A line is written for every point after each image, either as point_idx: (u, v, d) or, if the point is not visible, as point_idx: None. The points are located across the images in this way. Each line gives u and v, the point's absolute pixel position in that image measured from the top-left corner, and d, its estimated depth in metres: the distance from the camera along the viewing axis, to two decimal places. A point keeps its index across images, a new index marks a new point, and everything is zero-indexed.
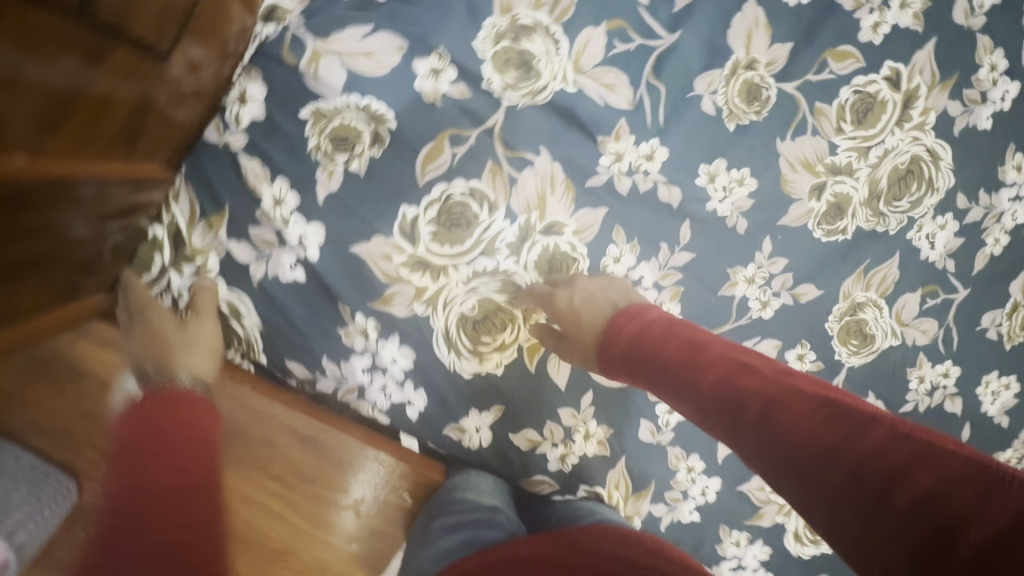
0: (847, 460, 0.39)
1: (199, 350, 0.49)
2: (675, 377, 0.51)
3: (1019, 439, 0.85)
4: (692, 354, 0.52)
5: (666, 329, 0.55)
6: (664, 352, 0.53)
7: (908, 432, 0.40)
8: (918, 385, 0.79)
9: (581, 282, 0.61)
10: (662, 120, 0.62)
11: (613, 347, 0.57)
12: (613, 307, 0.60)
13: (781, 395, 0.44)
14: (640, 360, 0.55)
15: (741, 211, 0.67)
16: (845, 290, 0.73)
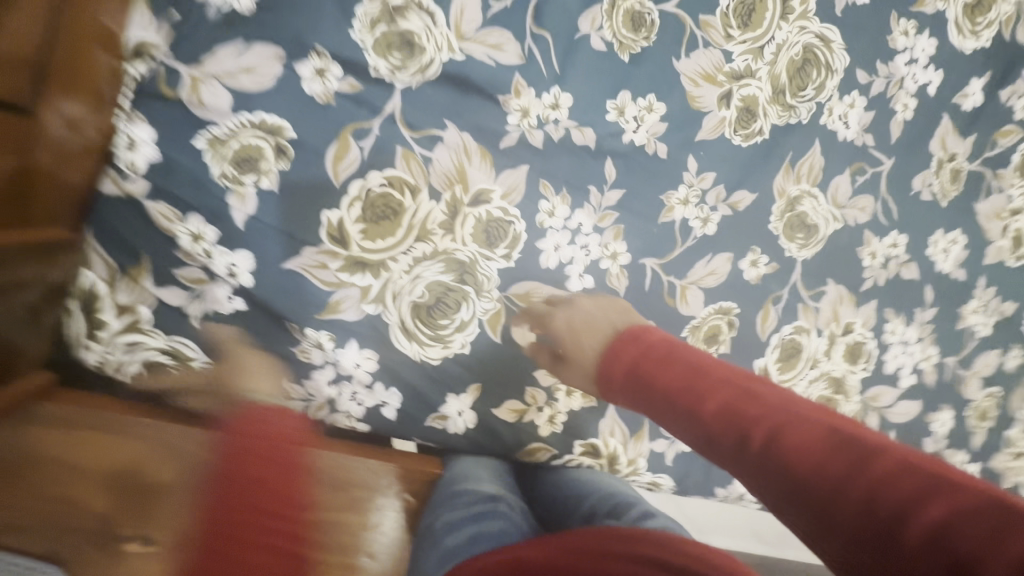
0: (853, 491, 0.36)
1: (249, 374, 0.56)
2: (673, 405, 0.48)
3: (980, 288, 0.91)
4: (691, 378, 0.48)
5: (661, 353, 0.52)
6: (660, 376, 0.50)
7: (922, 465, 0.36)
8: (872, 261, 0.82)
9: (579, 302, 0.63)
10: (557, 68, 0.63)
11: (608, 374, 0.55)
12: (612, 330, 0.58)
13: (784, 423, 0.41)
14: (639, 386, 0.52)
15: (657, 136, 0.68)
16: (778, 189, 0.75)
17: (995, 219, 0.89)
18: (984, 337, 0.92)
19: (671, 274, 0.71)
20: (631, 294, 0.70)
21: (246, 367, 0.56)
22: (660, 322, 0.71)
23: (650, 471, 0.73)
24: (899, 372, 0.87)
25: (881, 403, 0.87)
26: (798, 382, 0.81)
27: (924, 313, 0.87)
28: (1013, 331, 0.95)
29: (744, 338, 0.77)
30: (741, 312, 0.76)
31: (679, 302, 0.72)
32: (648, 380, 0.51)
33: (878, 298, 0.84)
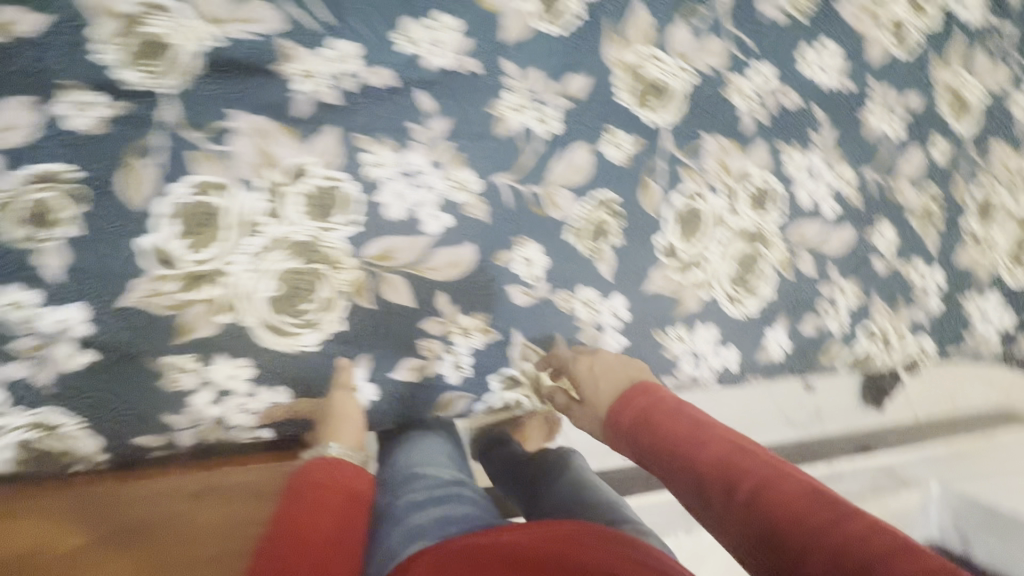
0: (826, 544, 0.43)
1: (338, 424, 0.59)
2: (673, 452, 0.54)
3: (874, 91, 0.86)
4: (692, 431, 0.55)
5: (669, 409, 0.58)
6: (665, 428, 0.56)
7: (887, 530, 0.43)
8: (746, 102, 0.78)
9: (602, 355, 0.69)
10: (326, 17, 0.60)
11: (617, 422, 0.61)
12: (627, 381, 0.65)
13: (773, 483, 0.48)
14: (642, 435, 0.58)
15: (461, 51, 0.65)
16: (613, 62, 0.71)
17: (863, 15, 0.84)
18: (897, 139, 0.88)
19: (530, 183, 0.69)
20: (497, 217, 0.68)
21: (340, 419, 0.59)
22: (537, 234, 0.69)
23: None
24: (818, 202, 0.83)
25: (811, 240, 0.83)
26: (711, 247, 0.77)
27: (822, 135, 0.83)
28: (925, 121, 0.90)
29: (635, 222, 0.73)
30: (621, 198, 0.73)
31: (549, 208, 0.70)
32: (651, 434, 0.57)
33: (766, 136, 0.80)
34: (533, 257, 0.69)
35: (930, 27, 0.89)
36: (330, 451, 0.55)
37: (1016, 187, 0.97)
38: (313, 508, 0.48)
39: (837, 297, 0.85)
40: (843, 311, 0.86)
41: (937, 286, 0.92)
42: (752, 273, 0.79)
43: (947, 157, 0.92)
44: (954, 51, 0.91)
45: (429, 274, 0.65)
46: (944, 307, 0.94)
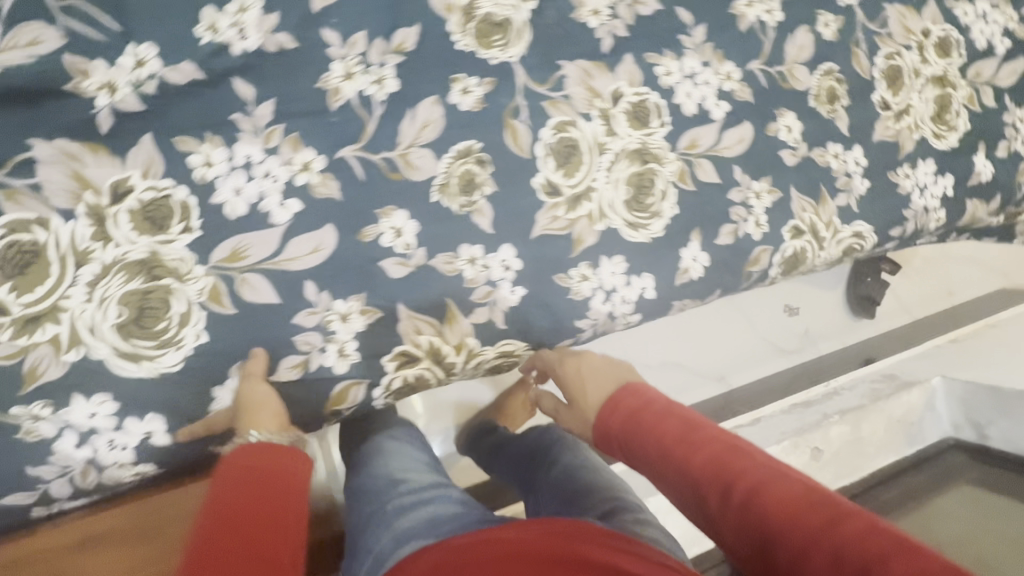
0: (824, 544, 0.50)
1: (255, 411, 0.58)
2: (668, 454, 0.63)
3: None
4: (684, 434, 0.63)
5: (658, 413, 0.68)
6: (656, 431, 0.65)
7: (877, 525, 0.50)
8: (601, 19, 0.74)
9: (588, 356, 0.83)
10: (115, 25, 0.56)
11: (606, 423, 0.72)
12: (615, 381, 0.77)
13: (763, 484, 0.56)
14: (630, 433, 0.68)
15: (272, 30, 0.62)
16: (442, 7, 0.67)
17: None
18: (779, 24, 0.83)
19: (380, 149, 0.65)
20: (352, 192, 0.64)
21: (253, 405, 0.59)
22: (400, 201, 0.66)
23: (490, 346, 0.69)
24: (706, 106, 0.78)
25: (707, 147, 0.78)
26: (597, 176, 0.73)
27: (694, 37, 0.78)
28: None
29: (505, 167, 0.70)
30: (484, 145, 0.69)
31: (408, 171, 0.66)
32: (631, 430, 0.68)
33: (632, 49, 0.75)
34: (401, 225, 0.66)
35: None
36: (251, 441, 0.56)
37: (922, 46, 0.91)
38: (247, 490, 0.51)
39: (751, 199, 0.80)
40: (762, 213, 0.81)
41: (860, 165, 0.87)
42: (649, 195, 0.75)
43: (838, 30, 0.87)
44: None
45: (290, 266, 0.62)
46: (874, 186, 0.88)
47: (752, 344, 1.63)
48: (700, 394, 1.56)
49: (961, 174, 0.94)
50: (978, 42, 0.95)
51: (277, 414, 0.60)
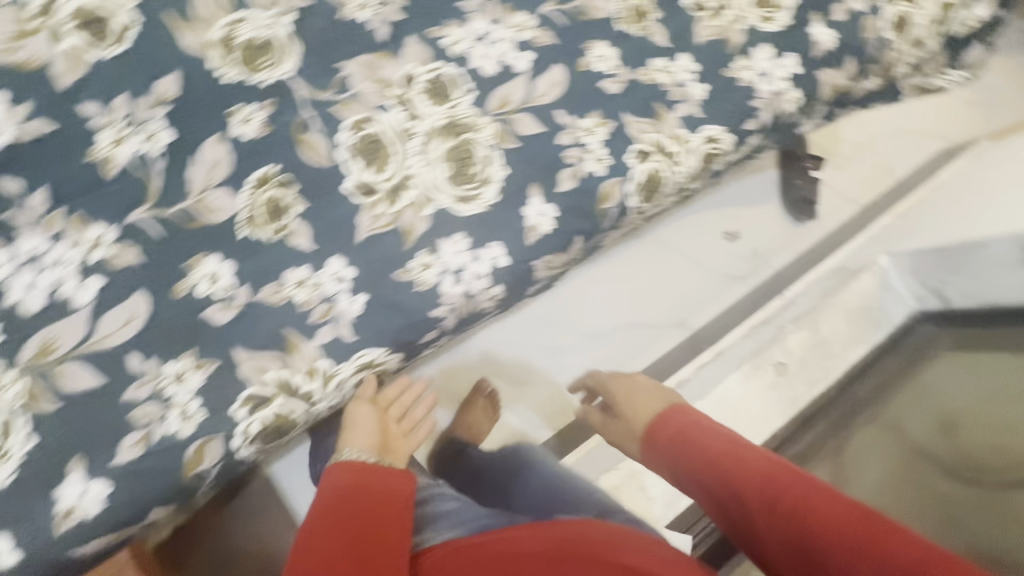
0: (859, 551, 0.57)
1: (353, 430, 0.77)
2: (714, 467, 0.72)
3: None
4: (730, 452, 0.73)
5: (709, 435, 0.76)
6: (705, 449, 0.74)
7: (921, 545, 0.56)
8: (370, 11, 0.73)
9: (638, 378, 0.95)
10: None
11: (652, 440, 0.82)
12: (659, 406, 0.87)
13: (809, 499, 0.63)
14: (677, 450, 0.78)
15: (25, 119, 0.60)
16: (197, 47, 0.66)
17: None
18: None
19: (173, 202, 0.64)
20: (154, 252, 0.63)
21: (353, 426, 0.77)
22: (209, 246, 0.64)
23: (346, 363, 0.68)
24: (507, 62, 0.77)
25: (520, 101, 0.76)
26: (411, 163, 0.71)
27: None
28: None
29: (310, 181, 0.68)
30: (280, 167, 0.67)
31: (208, 215, 0.65)
32: (676, 442, 0.78)
33: (411, 28, 0.74)
34: (215, 270, 0.64)
35: None
36: (343, 457, 0.73)
37: None
38: (359, 503, 0.67)
39: (583, 137, 0.78)
40: (600, 146, 0.79)
41: (691, 71, 0.85)
42: (472, 164, 0.73)
43: None
44: None
45: (106, 343, 0.60)
46: (713, 86, 0.86)
47: (704, 279, 1.60)
48: (665, 344, 1.54)
49: (803, 49, 0.91)
50: None
51: (368, 438, 0.76)
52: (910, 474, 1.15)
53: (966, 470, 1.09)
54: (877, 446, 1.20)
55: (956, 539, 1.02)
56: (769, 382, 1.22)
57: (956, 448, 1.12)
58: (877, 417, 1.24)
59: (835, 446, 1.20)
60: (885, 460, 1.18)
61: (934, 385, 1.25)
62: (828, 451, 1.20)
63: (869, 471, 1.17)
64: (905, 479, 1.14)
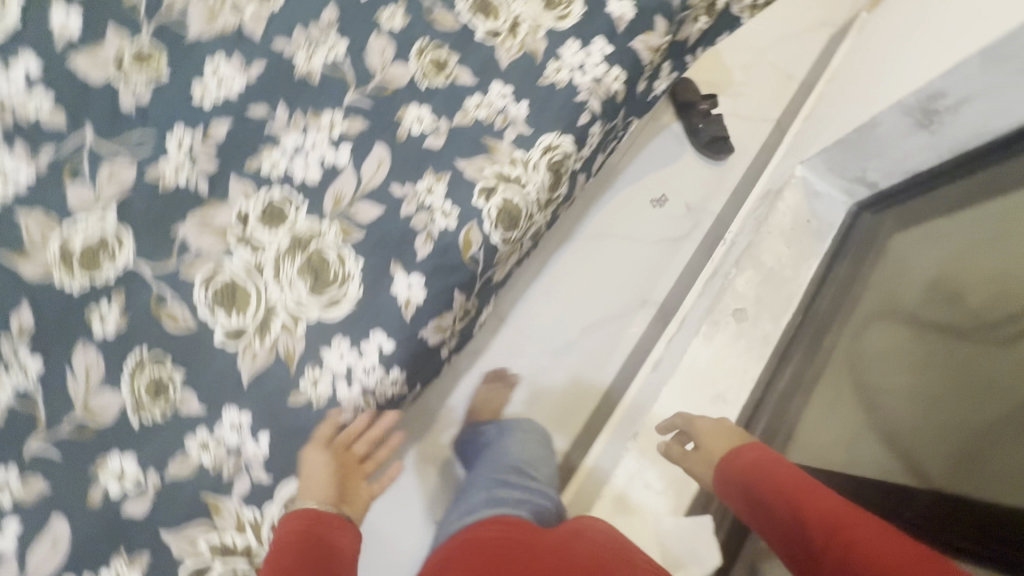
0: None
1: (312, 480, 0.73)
2: (777, 501, 0.78)
3: (288, 47, 0.85)
4: (796, 485, 0.79)
5: (778, 467, 0.83)
6: (773, 481, 0.81)
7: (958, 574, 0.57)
8: (187, 171, 0.77)
9: (712, 418, 1.03)
10: None
11: (723, 473, 0.90)
12: (737, 439, 0.95)
13: (857, 533, 0.66)
14: (747, 479, 0.85)
15: None
16: (38, 272, 0.70)
17: (216, 15, 0.84)
18: (345, 54, 0.86)
19: (62, 419, 0.67)
20: (57, 475, 0.65)
21: (314, 478, 0.73)
22: (108, 447, 0.67)
23: (271, 503, 0.70)
24: (328, 162, 0.80)
25: (352, 193, 0.79)
26: (271, 292, 0.74)
27: (279, 120, 0.81)
28: (358, 15, 0.88)
29: (182, 347, 0.71)
30: (150, 346, 0.70)
31: (99, 419, 0.67)
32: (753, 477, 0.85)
33: (230, 172, 0.78)
34: (119, 467, 0.66)
35: None
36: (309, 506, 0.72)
37: None
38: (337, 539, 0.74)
39: (424, 200, 0.80)
40: (443, 201, 0.81)
41: (506, 96, 0.87)
42: (329, 268, 0.75)
43: (405, 12, 0.89)
44: None
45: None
46: (532, 100, 0.88)
47: (649, 252, 1.61)
48: (638, 329, 1.54)
49: (606, 28, 0.93)
50: None
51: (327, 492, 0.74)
52: (975, 373, 0.90)
53: (975, 331, 0.94)
54: (886, 340, 1.11)
55: (984, 423, 0.84)
56: (733, 333, 1.20)
57: (969, 309, 0.97)
58: (873, 309, 1.17)
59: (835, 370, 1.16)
60: (898, 352, 1.07)
61: (906, 257, 1.17)
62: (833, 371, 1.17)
63: (883, 371, 1.08)
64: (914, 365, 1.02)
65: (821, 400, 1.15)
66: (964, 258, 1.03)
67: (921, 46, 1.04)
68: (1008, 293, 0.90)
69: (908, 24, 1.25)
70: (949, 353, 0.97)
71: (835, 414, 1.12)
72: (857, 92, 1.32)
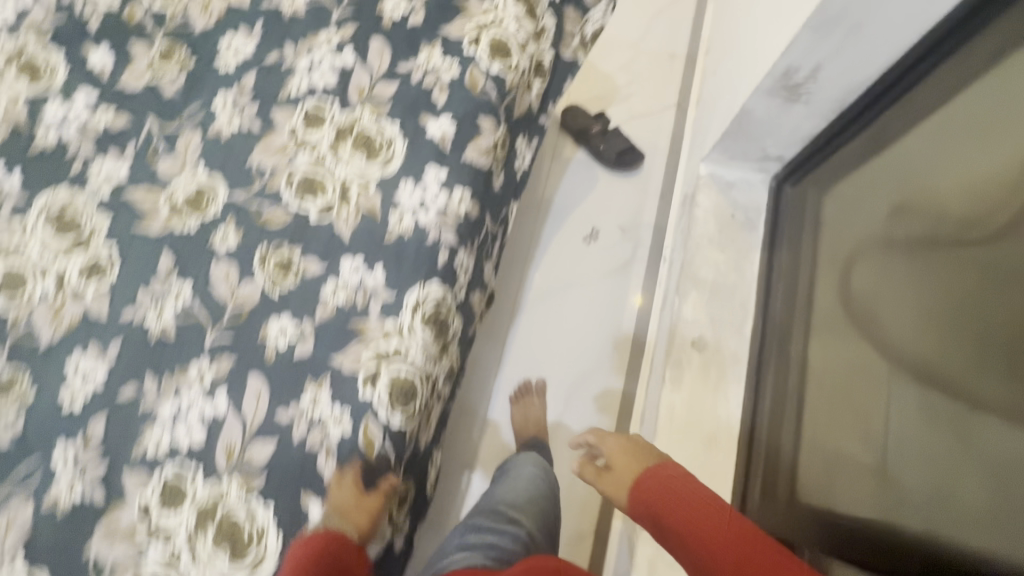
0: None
1: (340, 509, 0.75)
2: (688, 524, 0.80)
3: (137, 312, 0.84)
4: (703, 506, 0.81)
5: (685, 486, 0.84)
6: (681, 505, 0.82)
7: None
8: (78, 483, 0.76)
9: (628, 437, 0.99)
10: None
11: (639, 490, 0.88)
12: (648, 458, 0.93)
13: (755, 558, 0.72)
14: (656, 502, 0.85)
15: None
16: None
17: (60, 312, 0.85)
18: (192, 293, 0.85)
19: None
20: None
21: (351, 500, 0.75)
22: None
23: None
24: (209, 414, 0.78)
25: (242, 437, 0.77)
26: None
27: (150, 390, 0.80)
28: (192, 250, 0.87)
29: None
30: None
31: None
32: (660, 505, 0.84)
33: (120, 465, 0.77)
34: None
35: (105, 224, 0.90)
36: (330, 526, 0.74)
37: (301, 143, 0.92)
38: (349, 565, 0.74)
39: (312, 413, 0.78)
40: (332, 407, 0.78)
41: (359, 268, 0.84)
42: (241, 530, 0.73)
43: (236, 226, 0.88)
44: (141, 197, 0.91)
45: None
46: (385, 260, 0.85)
47: (603, 286, 1.55)
48: (621, 364, 1.49)
49: (433, 153, 0.90)
50: (331, 81, 0.95)
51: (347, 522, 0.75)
52: (973, 287, 0.73)
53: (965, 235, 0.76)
54: (874, 276, 0.93)
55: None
56: (700, 366, 1.11)
57: (945, 215, 0.81)
58: (843, 252, 1.02)
59: (830, 342, 1.01)
60: (890, 285, 0.90)
61: (849, 195, 1.03)
62: (830, 331, 1.01)
63: (882, 310, 0.90)
64: (914, 300, 0.84)
65: (825, 370, 0.99)
66: (924, 164, 0.85)
67: (772, 20, 0.97)
68: (991, 182, 0.74)
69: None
70: (951, 269, 0.78)
71: (841, 377, 0.96)
72: (729, 67, 1.26)
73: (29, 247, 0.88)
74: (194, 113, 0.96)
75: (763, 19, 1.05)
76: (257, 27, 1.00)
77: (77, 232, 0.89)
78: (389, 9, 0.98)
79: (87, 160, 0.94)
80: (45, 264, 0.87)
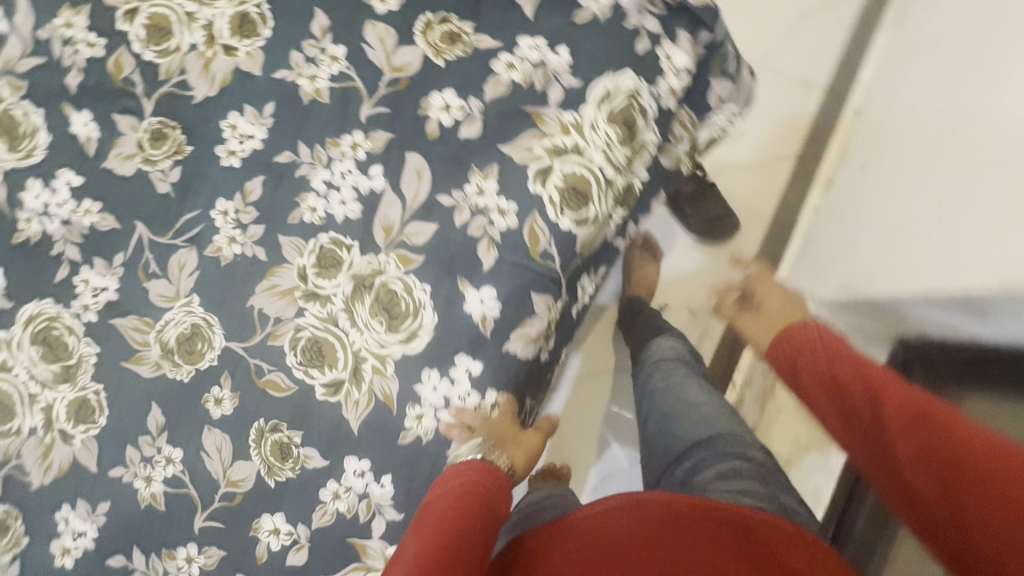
0: (915, 443, 0.59)
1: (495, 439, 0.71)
2: (827, 374, 0.73)
3: (128, 467, 0.76)
4: (845, 361, 0.72)
5: (828, 340, 0.77)
6: (820, 360, 0.75)
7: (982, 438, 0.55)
8: None
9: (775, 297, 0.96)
10: None
11: (780, 350, 0.83)
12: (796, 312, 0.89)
13: (901, 398, 0.63)
14: (799, 365, 0.78)
15: None
16: None
17: (49, 455, 0.77)
18: (182, 458, 0.75)
19: None
20: None
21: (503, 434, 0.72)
22: None
23: None
24: None
25: None
26: None
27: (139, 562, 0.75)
28: (184, 405, 0.75)
29: None
30: None
31: None
32: (804, 361, 0.77)
33: None
34: None
35: (93, 356, 0.78)
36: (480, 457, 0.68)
37: (310, 288, 0.74)
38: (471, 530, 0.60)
39: None
40: None
41: (365, 475, 0.72)
42: None
43: (233, 388, 0.75)
44: (129, 329, 0.77)
45: None
46: (395, 468, 0.71)
47: None
48: None
49: (467, 335, 0.71)
50: (353, 210, 0.73)
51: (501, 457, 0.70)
52: None
53: None
54: None
55: None
56: None
57: None
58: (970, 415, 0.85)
59: None
60: None
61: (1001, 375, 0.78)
62: None
63: None
64: None
65: None
66: None
67: (981, 196, 0.65)
68: None
69: (988, 37, 0.75)
70: None
71: None
72: (902, 156, 0.88)
73: (14, 369, 0.77)
74: (191, 224, 0.78)
75: (968, 154, 0.70)
76: (267, 108, 0.77)
77: (64, 361, 0.78)
78: (434, 110, 0.72)
79: (74, 266, 0.79)
80: (32, 393, 0.77)
